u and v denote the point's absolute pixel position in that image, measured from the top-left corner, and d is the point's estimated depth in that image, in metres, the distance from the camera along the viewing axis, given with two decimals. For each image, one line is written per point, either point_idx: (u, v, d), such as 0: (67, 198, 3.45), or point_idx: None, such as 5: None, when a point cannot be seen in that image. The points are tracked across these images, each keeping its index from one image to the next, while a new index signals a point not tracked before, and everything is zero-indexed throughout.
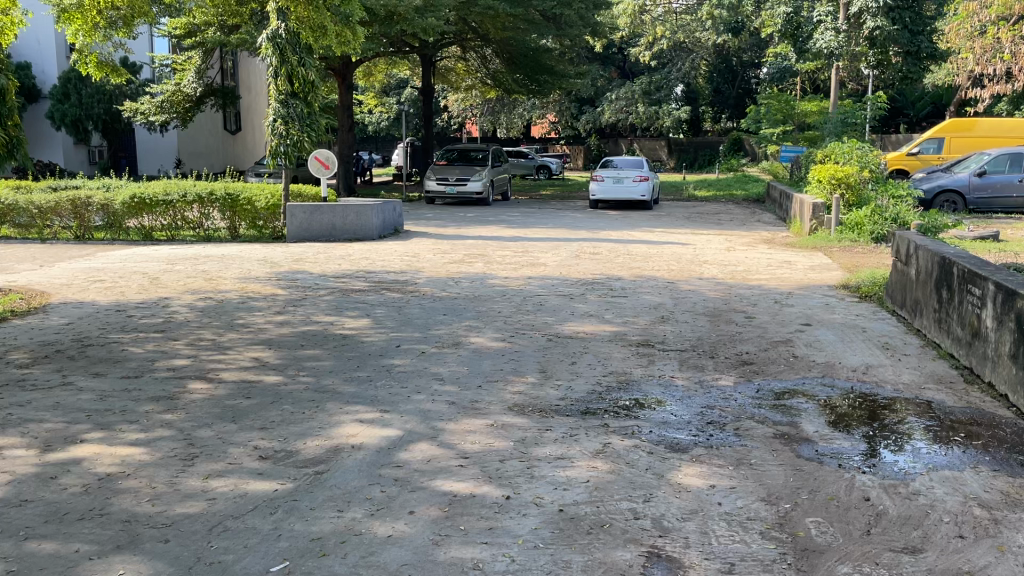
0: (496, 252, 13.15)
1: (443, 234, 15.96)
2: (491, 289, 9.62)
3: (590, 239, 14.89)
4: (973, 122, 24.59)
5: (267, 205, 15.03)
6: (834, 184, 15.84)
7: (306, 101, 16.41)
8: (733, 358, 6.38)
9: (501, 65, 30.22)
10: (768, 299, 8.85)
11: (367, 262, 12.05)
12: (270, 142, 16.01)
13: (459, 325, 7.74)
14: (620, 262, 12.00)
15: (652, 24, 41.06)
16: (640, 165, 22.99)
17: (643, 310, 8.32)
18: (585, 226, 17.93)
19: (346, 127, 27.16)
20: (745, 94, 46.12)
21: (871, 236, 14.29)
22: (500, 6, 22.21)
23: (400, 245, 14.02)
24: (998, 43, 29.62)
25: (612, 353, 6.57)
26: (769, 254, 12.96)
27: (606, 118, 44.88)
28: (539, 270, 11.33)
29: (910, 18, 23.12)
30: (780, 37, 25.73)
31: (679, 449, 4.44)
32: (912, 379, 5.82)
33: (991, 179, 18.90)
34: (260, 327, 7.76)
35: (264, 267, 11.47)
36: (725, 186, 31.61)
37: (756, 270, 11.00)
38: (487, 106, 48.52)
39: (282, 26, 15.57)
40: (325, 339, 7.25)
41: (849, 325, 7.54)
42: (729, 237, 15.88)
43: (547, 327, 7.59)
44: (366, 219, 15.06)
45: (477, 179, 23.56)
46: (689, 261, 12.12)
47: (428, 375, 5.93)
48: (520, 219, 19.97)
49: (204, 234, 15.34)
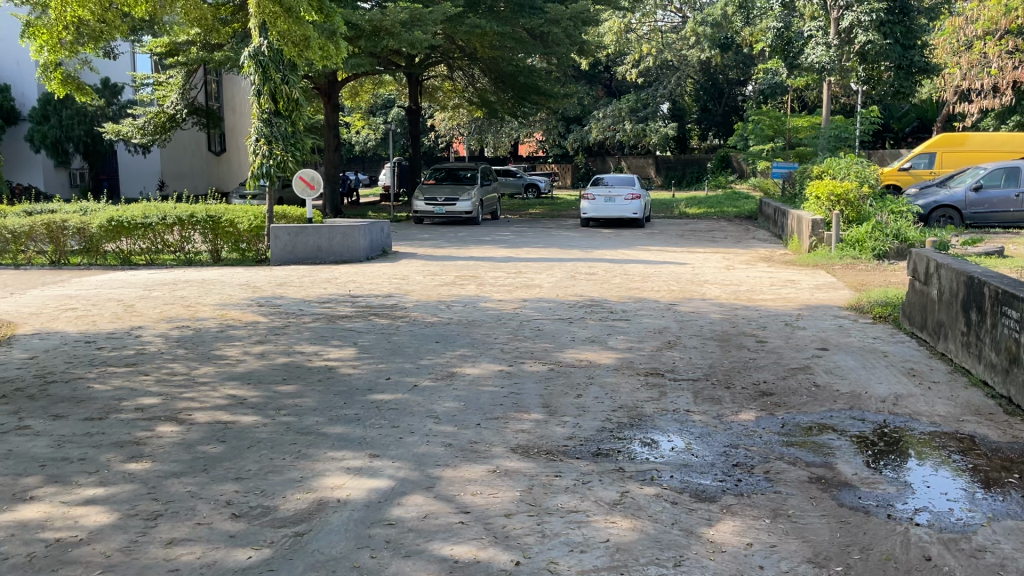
0: (488, 273, 12.69)
1: (433, 255, 15.48)
2: (484, 313, 9.14)
3: (585, 259, 14.44)
4: (965, 136, 24.32)
5: (249, 227, 14.52)
6: (832, 201, 15.48)
7: (290, 119, 16.00)
8: (750, 388, 5.91)
9: (489, 84, 29.96)
10: (777, 321, 8.42)
11: (354, 285, 11.55)
12: (253, 162, 15.57)
13: (453, 355, 7.25)
14: (617, 283, 11.56)
15: (638, 42, 40.99)
16: (632, 182, 22.63)
17: (646, 335, 7.86)
18: (577, 246, 17.50)
19: (332, 147, 26.75)
20: (732, 112, 45.84)
21: (873, 253, 13.90)
22: (488, 25, 21.84)
23: (388, 267, 13.54)
24: (984, 58, 29.62)
25: (620, 384, 6.08)
26: (770, 273, 12.56)
27: (594, 136, 44.79)
28: (534, 292, 10.86)
29: (901, 32, 22.99)
30: (770, 52, 25.51)
31: (706, 498, 3.96)
32: (948, 411, 5.35)
33: (987, 193, 18.61)
34: (238, 359, 7.25)
35: (246, 292, 10.97)
36: (715, 203, 31.33)
37: (760, 290, 10.57)
38: (474, 125, 48.27)
39: (265, 44, 15.26)
40: (308, 372, 6.74)
41: (868, 349, 7.10)
42: (726, 256, 15.48)
43: (547, 355, 7.11)
44: (354, 240, 14.56)
45: (467, 198, 23.14)
46: (689, 281, 11.70)
47: (422, 412, 5.42)
48: (511, 238, 19.52)
49: (185, 258, 14.79)
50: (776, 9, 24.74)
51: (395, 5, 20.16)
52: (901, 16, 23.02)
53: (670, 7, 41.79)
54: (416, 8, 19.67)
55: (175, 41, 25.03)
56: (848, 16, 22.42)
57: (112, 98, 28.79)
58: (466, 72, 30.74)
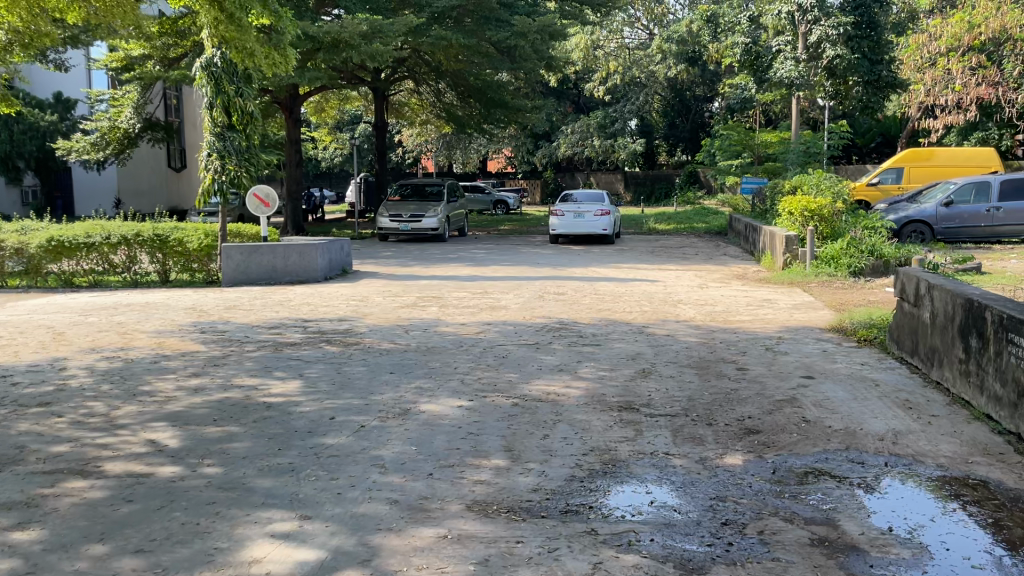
0: (451, 294, 12.07)
1: (396, 275, 14.82)
2: (445, 339, 8.52)
3: (554, 278, 13.87)
4: (932, 151, 24.22)
5: (199, 246, 13.74)
6: (805, 217, 15.09)
7: (244, 133, 15.25)
8: (734, 425, 5.35)
9: (456, 99, 29.43)
10: (756, 345, 7.89)
11: (308, 309, 10.88)
12: (204, 178, 14.85)
13: (409, 387, 6.60)
14: (587, 303, 10.99)
15: (606, 59, 40.79)
16: (602, 198, 22.16)
17: (618, 362, 7.29)
18: (546, 263, 16.93)
19: (294, 163, 25.94)
20: (699, 127, 45.65)
21: (849, 270, 13.52)
22: (453, 36, 21.31)
23: (347, 288, 12.87)
24: (948, 74, 29.75)
25: (591, 422, 5.48)
26: (744, 292, 12.09)
27: (562, 152, 44.53)
28: (499, 314, 10.26)
29: (869, 47, 22.86)
30: (739, 67, 25.28)
31: (693, 570, 3.37)
32: (954, 450, 4.83)
33: (958, 209, 18.39)
34: (168, 396, 6.56)
35: (191, 317, 10.24)
36: (684, 218, 31.03)
37: (737, 311, 10.08)
38: (442, 141, 47.81)
39: (218, 55, 14.56)
40: (245, 411, 6.06)
41: (857, 377, 6.57)
42: (699, 273, 15.01)
43: (510, 387, 6.49)
44: (310, 259, 13.85)
45: (433, 215, 22.49)
46: (662, 301, 11.17)
47: (368, 460, 4.78)
48: (478, 256, 18.92)
49: (131, 279, 14.00)
50: (744, 24, 24.54)
51: (357, 16, 19.57)
52: (869, 31, 22.89)
53: (637, 23, 41.68)
54: (376, 19, 19.08)
55: (130, 54, 24.14)
56: (815, 31, 22.23)
57: (65, 113, 27.74)
58: (432, 86, 30.16)
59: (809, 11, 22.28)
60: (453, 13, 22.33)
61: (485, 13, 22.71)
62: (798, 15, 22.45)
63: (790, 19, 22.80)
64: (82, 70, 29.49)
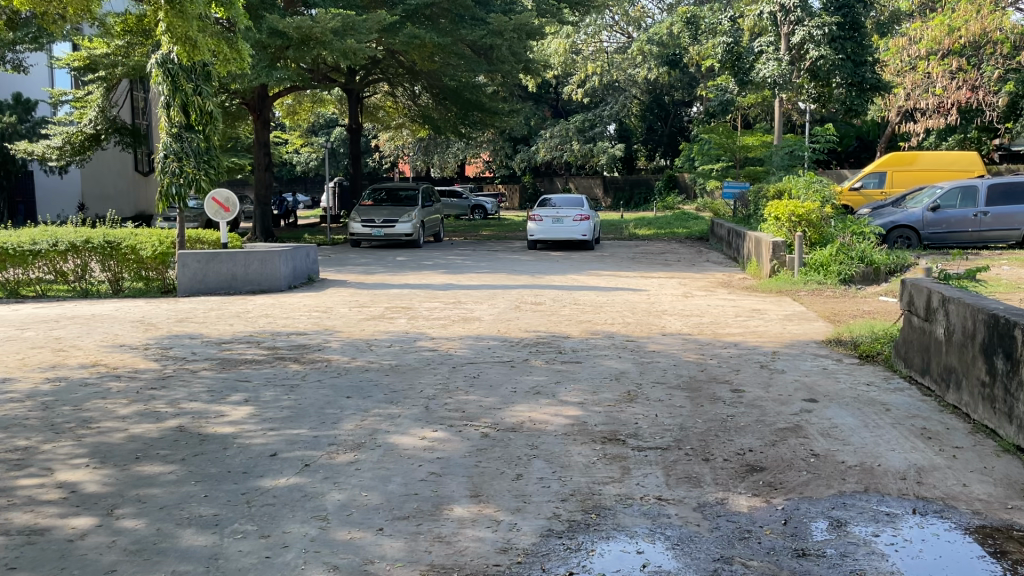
0: (423, 304, 11.34)
1: (365, 283, 14.08)
2: (412, 356, 7.80)
3: (532, 287, 13.19)
4: (914, 155, 23.84)
5: (153, 253, 12.92)
6: (793, 222, 14.42)
7: (204, 134, 14.46)
8: (734, 461, 4.68)
9: (432, 101, 28.73)
10: (751, 362, 7.25)
11: (267, 321, 10.12)
12: (161, 182, 14.05)
13: (368, 414, 5.88)
14: (566, 314, 10.31)
15: (584, 62, 40.23)
16: (581, 203, 21.52)
17: (601, 383, 6.61)
18: (524, 271, 16.23)
19: (264, 165, 25.03)
20: (677, 132, 45.16)
21: (839, 277, 13.01)
22: (427, 35, 20.57)
23: (312, 298, 12.12)
24: (927, 78, 29.59)
25: (572, 457, 4.79)
26: (731, 301, 11.50)
27: (541, 156, 44.08)
28: (473, 327, 9.55)
29: (853, 49, 22.35)
30: (720, 69, 24.81)
31: None
32: (989, 491, 4.20)
33: (945, 214, 17.94)
34: (94, 426, 5.78)
35: (138, 332, 9.43)
36: (665, 224, 30.55)
37: (725, 322, 9.46)
38: (420, 146, 47.38)
39: (174, 51, 13.84)
40: (178, 444, 5.30)
41: (864, 400, 5.93)
42: (682, 281, 14.39)
43: (481, 414, 5.77)
44: (273, 267, 13.08)
45: (407, 220, 21.75)
46: (645, 311, 10.52)
47: (311, 510, 4.07)
48: (454, 262, 18.20)
49: (82, 289, 13.14)
50: (725, 24, 24.06)
51: (327, 12, 18.82)
52: (853, 32, 22.40)
53: (615, 27, 41.01)
54: (348, 15, 18.38)
55: (93, 52, 23.04)
56: (799, 32, 21.84)
57: (25, 115, 26.52)
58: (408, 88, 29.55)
59: (791, 12, 21.96)
60: (426, 10, 21.57)
61: (460, 11, 22.00)
62: (780, 16, 22.17)
63: (772, 19, 22.56)
64: (44, 69, 28.57)
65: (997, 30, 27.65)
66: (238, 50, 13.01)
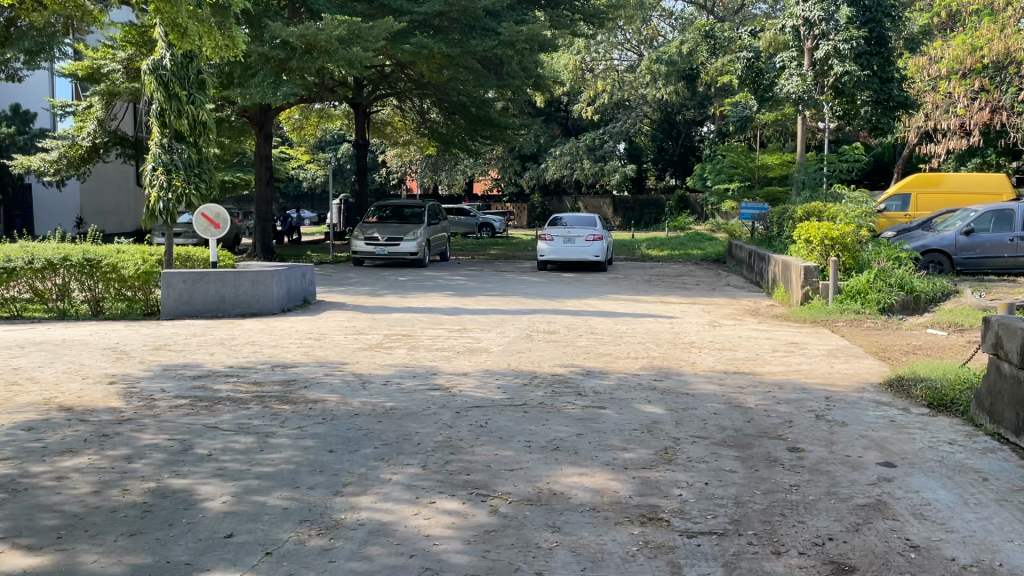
0: (426, 332, 10.36)
1: (364, 307, 13.13)
2: (410, 397, 6.79)
3: (544, 313, 12.19)
4: (940, 176, 22.80)
5: (134, 272, 11.96)
6: (826, 245, 13.42)
7: (196, 146, 13.57)
8: (814, 557, 3.66)
9: (440, 116, 27.88)
10: (804, 412, 6.21)
11: (254, 350, 9.14)
12: (148, 196, 13.13)
13: (351, 476, 4.85)
14: (583, 345, 9.31)
15: (594, 80, 39.44)
16: (593, 222, 20.53)
17: (631, 436, 5.57)
18: (534, 294, 15.23)
19: (264, 181, 24.14)
20: (688, 152, 44.12)
21: (878, 306, 12.01)
22: (436, 46, 19.76)
23: (305, 323, 11.13)
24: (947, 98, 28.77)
25: (606, 547, 3.78)
26: (763, 332, 10.50)
27: (551, 174, 43.38)
28: (481, 359, 8.53)
29: (880, 64, 21.26)
30: (739, 85, 23.89)
31: None
32: None
33: (979, 238, 16.88)
34: (18, 485, 4.75)
35: (105, 362, 8.42)
36: (678, 245, 29.58)
37: (762, 357, 8.46)
38: (427, 163, 46.79)
39: (167, 56, 12.99)
40: (114, 517, 4.27)
41: (953, 467, 4.92)
42: (706, 308, 13.38)
43: (492, 477, 4.78)
44: (265, 289, 12.13)
45: (412, 238, 20.81)
46: (671, 343, 9.50)
47: None
48: (460, 283, 17.23)
49: (59, 310, 12.19)
50: (744, 40, 23.25)
51: (334, 21, 18.01)
52: (879, 47, 21.29)
53: (626, 45, 40.13)
54: (356, 23, 17.50)
55: (98, 62, 22.32)
56: (824, 46, 20.82)
57: (22, 126, 25.76)
58: (417, 103, 28.79)
59: (816, 25, 21.01)
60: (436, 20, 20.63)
61: (471, 21, 21.16)
62: (804, 30, 21.46)
63: (796, 34, 21.93)
64: (44, 78, 27.95)
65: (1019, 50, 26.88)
66: (230, 28, 12.04)
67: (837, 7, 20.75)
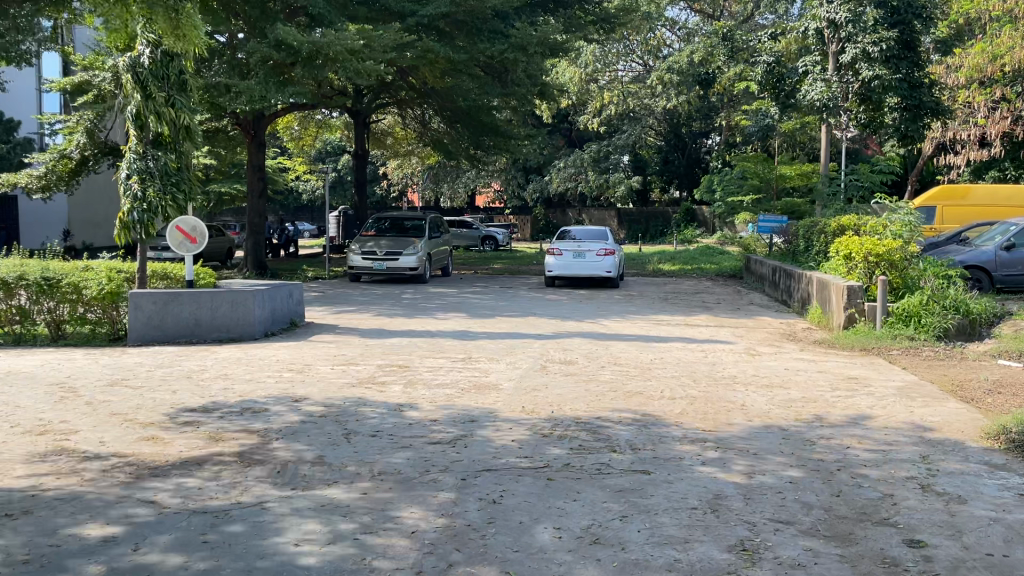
0: (426, 362, 9.02)
1: (356, 329, 11.80)
2: (406, 454, 5.45)
3: (558, 338, 10.84)
4: (966, 189, 21.47)
5: (98, 293, 10.66)
6: (869, 262, 12.21)
7: (177, 152, 11.86)
8: None
9: (443, 125, 26.61)
10: (904, 482, 4.87)
11: (225, 386, 7.79)
12: (122, 207, 11.43)
13: None
14: (607, 380, 7.97)
15: (600, 92, 38.00)
16: (605, 235, 19.20)
17: (690, 520, 4.26)
18: (544, 314, 13.88)
19: (257, 191, 22.76)
20: (694, 164, 42.93)
21: (931, 331, 10.73)
22: (441, 49, 18.38)
23: (288, 351, 9.80)
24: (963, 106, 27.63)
25: None
26: (811, 363, 9.17)
27: (555, 186, 42.23)
28: (489, 399, 7.19)
29: (909, 70, 20.08)
30: (758, 92, 22.72)
31: None
32: None
33: (1020, 253, 15.52)
34: None
35: (43, 404, 7.07)
36: (688, 258, 28.32)
37: (824, 398, 7.12)
38: (429, 174, 45.76)
39: (147, 52, 11.33)
40: None
41: None
42: (737, 331, 12.04)
43: None
44: (245, 310, 10.81)
45: (412, 252, 19.55)
46: (709, 377, 8.16)
47: None
48: (463, 301, 15.89)
49: (14, 335, 10.88)
50: (763, 43, 22.05)
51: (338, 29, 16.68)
52: (908, 51, 20.11)
53: (632, 55, 38.74)
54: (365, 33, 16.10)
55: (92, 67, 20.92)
56: (850, 49, 19.58)
57: (6, 135, 24.60)
58: (419, 112, 27.55)
59: (841, 27, 19.81)
60: (440, 22, 19.34)
61: (477, 23, 19.92)
62: (828, 32, 20.30)
63: (819, 37, 20.77)
64: (31, 90, 26.62)
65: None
66: (188, 26, 9.93)
67: (864, 8, 19.50)
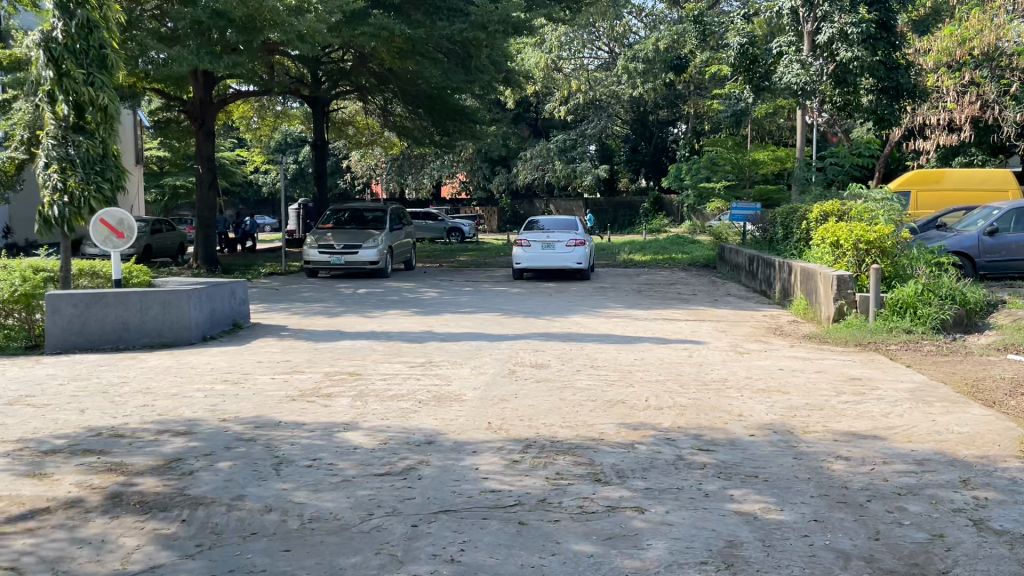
0: (381, 369, 8.01)
1: (307, 331, 10.75)
2: (345, 489, 4.48)
3: (528, 338, 9.88)
4: (939, 173, 20.87)
5: (11, 294, 9.47)
6: (859, 250, 11.43)
7: (99, 137, 10.57)
8: None
9: (404, 111, 25.44)
10: (953, 516, 4.01)
11: (145, 403, 6.72)
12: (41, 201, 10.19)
13: None
14: (586, 387, 7.04)
15: (565, 80, 37.24)
16: (575, 225, 18.27)
17: None
18: (513, 310, 12.89)
19: (206, 182, 21.43)
20: (662, 152, 42.23)
21: (929, 323, 9.96)
22: (398, 26, 17.28)
23: (225, 357, 8.73)
24: (936, 91, 27.00)
25: None
26: (806, 362, 8.32)
27: (522, 178, 41.37)
28: (450, 414, 6.22)
29: (886, 50, 19.30)
30: (730, 74, 21.91)
31: None
32: None
33: (1004, 239, 14.82)
34: None
35: None
36: (660, 248, 27.50)
37: (832, 406, 6.27)
38: (392, 165, 44.55)
39: (60, 27, 10.00)
40: None
41: None
42: (720, 326, 11.19)
43: None
44: (179, 312, 9.71)
45: (372, 245, 18.46)
46: (700, 382, 7.26)
47: None
48: (426, 297, 14.88)
49: None
50: (736, 25, 21.20)
51: None
52: (885, 32, 19.34)
53: (598, 43, 37.83)
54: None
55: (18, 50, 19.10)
56: (827, 29, 18.84)
57: None
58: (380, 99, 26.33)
59: (818, 6, 19.15)
60: None
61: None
62: (804, 12, 19.65)
63: (793, 16, 20.13)
64: None
65: (1012, 41, 25.24)
66: None
67: None
